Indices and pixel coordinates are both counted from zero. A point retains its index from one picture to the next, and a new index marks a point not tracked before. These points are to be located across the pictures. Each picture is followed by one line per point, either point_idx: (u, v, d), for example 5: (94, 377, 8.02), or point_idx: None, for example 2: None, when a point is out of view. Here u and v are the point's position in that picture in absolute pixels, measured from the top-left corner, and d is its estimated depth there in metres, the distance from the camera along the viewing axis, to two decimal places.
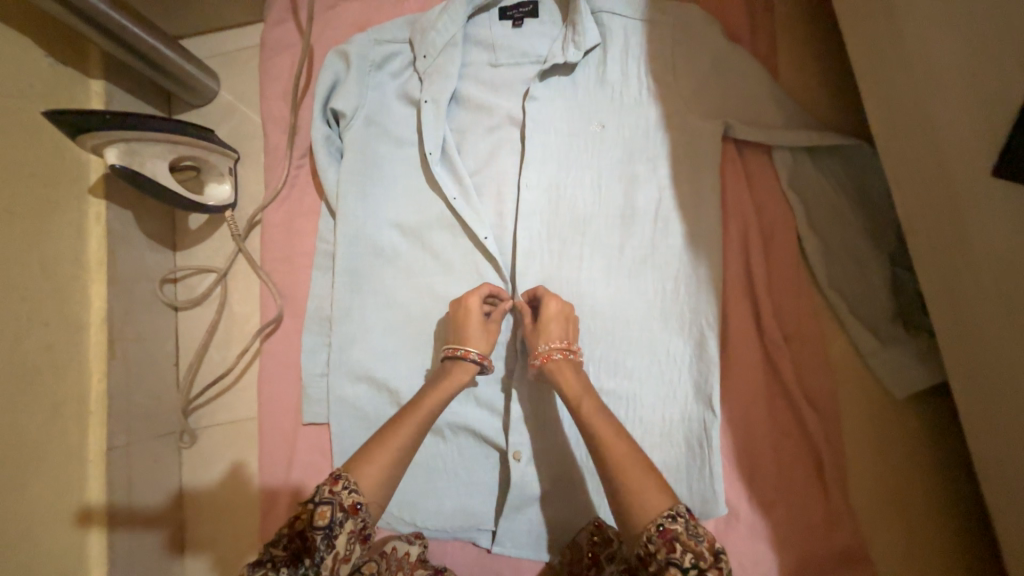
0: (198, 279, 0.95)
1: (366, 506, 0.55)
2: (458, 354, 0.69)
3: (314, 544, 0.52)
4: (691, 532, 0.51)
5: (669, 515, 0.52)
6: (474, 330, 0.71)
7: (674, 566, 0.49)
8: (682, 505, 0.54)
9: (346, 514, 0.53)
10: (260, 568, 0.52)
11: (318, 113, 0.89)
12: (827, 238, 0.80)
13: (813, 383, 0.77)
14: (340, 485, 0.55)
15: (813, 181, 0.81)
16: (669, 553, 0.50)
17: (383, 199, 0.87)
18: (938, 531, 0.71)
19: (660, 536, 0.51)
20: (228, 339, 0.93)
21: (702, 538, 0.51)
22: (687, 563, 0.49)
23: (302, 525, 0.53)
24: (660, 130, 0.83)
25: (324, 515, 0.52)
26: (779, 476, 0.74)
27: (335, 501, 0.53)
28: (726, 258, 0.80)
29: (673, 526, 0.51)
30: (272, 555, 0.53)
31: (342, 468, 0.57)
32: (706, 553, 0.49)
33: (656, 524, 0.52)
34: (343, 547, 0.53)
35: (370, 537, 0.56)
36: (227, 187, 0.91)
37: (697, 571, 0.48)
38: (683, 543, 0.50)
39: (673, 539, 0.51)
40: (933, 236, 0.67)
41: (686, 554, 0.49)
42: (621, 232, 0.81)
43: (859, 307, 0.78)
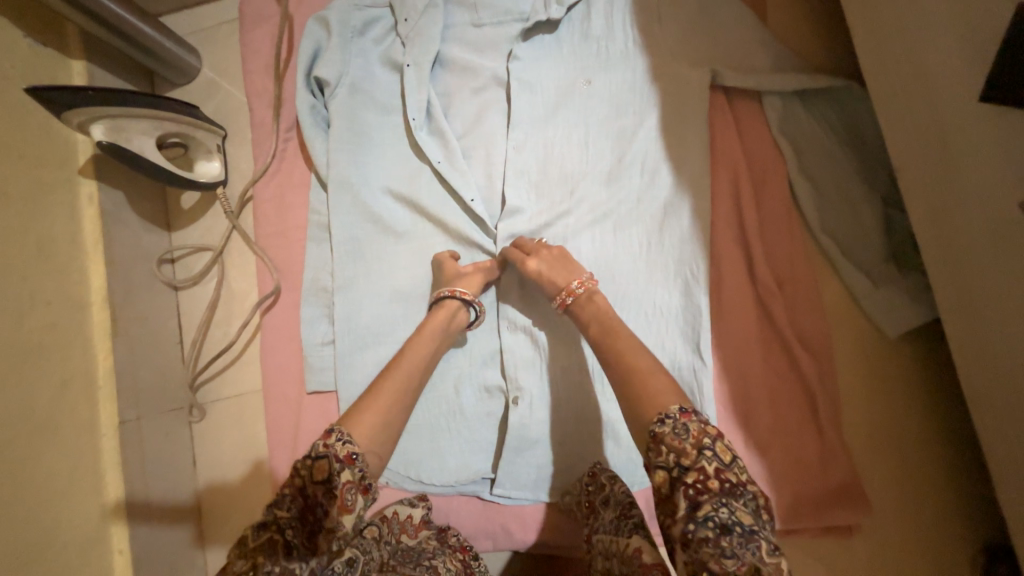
0: (195, 258, 0.96)
1: (361, 456, 0.56)
2: (448, 294, 0.76)
3: (316, 496, 0.53)
4: (677, 432, 0.52)
5: (658, 420, 0.54)
6: (457, 275, 0.78)
7: (661, 469, 0.52)
8: (675, 406, 0.55)
9: (342, 465, 0.55)
10: (265, 531, 0.51)
11: (302, 83, 0.89)
12: (817, 182, 0.79)
13: (805, 327, 0.77)
14: (333, 438, 0.57)
15: (803, 124, 0.80)
16: (657, 457, 0.52)
17: (373, 167, 0.87)
18: (932, 464, 0.72)
19: (652, 441, 0.53)
20: (229, 316, 0.94)
21: (688, 436, 0.52)
22: (671, 464, 0.51)
23: (303, 480, 0.54)
24: (647, 82, 0.83)
25: (322, 468, 0.54)
26: (774, 419, 0.75)
27: (330, 454, 0.55)
28: (715, 208, 0.80)
29: (661, 429, 0.53)
30: (277, 516, 0.52)
31: (334, 423, 0.58)
32: (689, 450, 0.51)
33: (649, 430, 0.54)
34: (343, 496, 0.53)
35: (371, 486, 0.56)
36: (217, 163, 0.91)
37: (679, 469, 0.51)
38: (668, 445, 0.52)
39: (661, 442, 0.53)
40: (920, 167, 0.66)
41: (670, 455, 0.52)
42: (609, 188, 0.82)
43: (852, 249, 0.78)
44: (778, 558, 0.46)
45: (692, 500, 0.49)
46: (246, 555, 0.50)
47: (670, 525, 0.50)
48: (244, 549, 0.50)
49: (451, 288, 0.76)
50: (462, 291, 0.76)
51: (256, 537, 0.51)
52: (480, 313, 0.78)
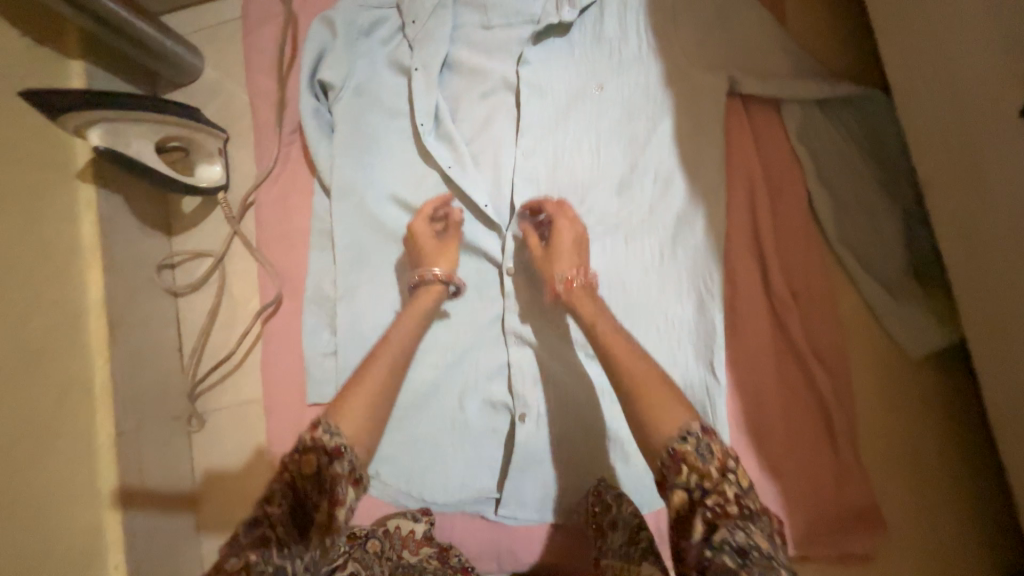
0: (195, 263, 0.94)
1: (349, 449, 0.57)
2: (423, 276, 0.73)
3: (305, 490, 0.55)
4: (701, 452, 0.52)
5: (680, 437, 0.53)
6: (431, 249, 0.75)
7: (680, 489, 0.51)
8: (698, 425, 0.54)
9: (331, 457, 0.56)
10: (258, 528, 0.51)
11: (306, 85, 0.86)
12: (837, 189, 0.75)
13: (823, 343, 0.73)
14: (320, 432, 0.57)
15: (822, 129, 0.76)
16: (676, 475, 0.52)
17: (377, 173, 0.85)
18: (953, 488, 0.70)
19: (671, 458, 0.52)
20: (229, 323, 0.92)
21: (711, 459, 0.52)
22: (692, 485, 0.51)
23: (292, 476, 0.55)
24: (663, 87, 0.79)
25: (310, 462, 0.55)
26: (788, 439, 0.72)
27: (317, 447, 0.56)
28: (731, 219, 0.76)
29: (683, 449, 0.52)
30: (268, 512, 0.52)
31: (321, 416, 0.59)
32: (713, 474, 0.51)
33: (667, 448, 0.53)
34: (334, 488, 0.54)
35: (361, 478, 0.56)
36: (218, 166, 0.89)
37: (699, 492, 0.50)
38: (691, 464, 0.51)
39: (681, 461, 0.52)
40: (957, 181, 0.62)
41: (692, 475, 0.51)
42: (621, 197, 0.80)
43: (872, 260, 0.73)
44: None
45: (710, 524, 0.48)
46: (237, 553, 0.49)
47: (683, 546, 0.50)
48: (237, 545, 0.50)
49: (423, 270, 0.74)
50: (436, 272, 0.73)
51: (248, 533, 0.50)
52: (462, 288, 0.76)
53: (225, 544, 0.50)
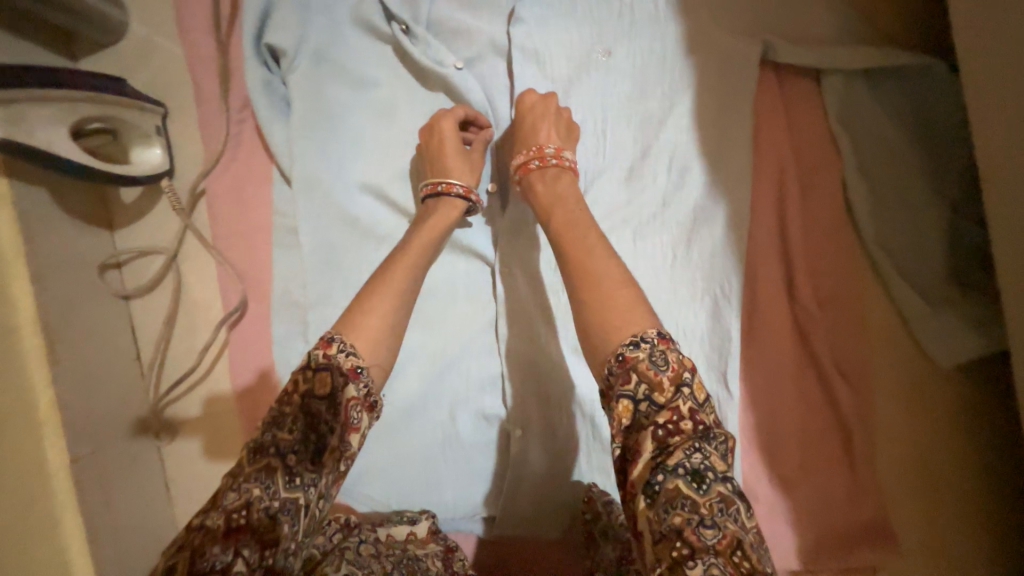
0: (145, 262, 0.83)
1: (366, 370, 0.51)
2: (445, 189, 0.64)
3: (316, 415, 0.49)
4: (653, 359, 0.46)
5: (632, 343, 0.47)
6: (456, 159, 0.66)
7: (627, 401, 0.46)
8: (654, 330, 0.48)
9: (346, 378, 0.50)
10: (265, 455, 0.47)
11: (251, 50, 0.72)
12: (876, 184, 0.67)
13: (846, 355, 0.68)
14: (334, 349, 0.51)
15: (865, 112, 0.67)
16: (626, 385, 0.46)
17: (347, 159, 0.73)
18: (969, 504, 0.67)
19: (620, 367, 0.47)
20: (191, 329, 0.83)
21: (666, 367, 0.46)
22: (642, 397, 0.46)
23: (301, 398, 0.50)
24: (686, 57, 0.68)
25: (324, 381, 0.50)
26: (804, 455, 0.68)
27: (332, 366, 0.50)
28: (755, 216, 0.68)
29: (636, 355, 0.46)
30: (277, 438, 0.48)
31: (334, 331, 0.52)
32: (665, 386, 0.45)
33: (616, 353, 0.47)
34: (347, 414, 0.50)
35: (376, 404, 0.52)
36: (158, 150, 0.77)
37: (651, 405, 0.45)
38: (640, 373, 0.46)
39: (633, 368, 0.46)
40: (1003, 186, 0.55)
41: (641, 386, 0.46)
42: (628, 188, 0.69)
43: (907, 264, 0.67)
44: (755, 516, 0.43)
45: (661, 444, 0.44)
46: (240, 487, 0.46)
47: (628, 470, 0.45)
48: (242, 476, 0.47)
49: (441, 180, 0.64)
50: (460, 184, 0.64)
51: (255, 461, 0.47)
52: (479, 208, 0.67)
53: (231, 473, 0.48)
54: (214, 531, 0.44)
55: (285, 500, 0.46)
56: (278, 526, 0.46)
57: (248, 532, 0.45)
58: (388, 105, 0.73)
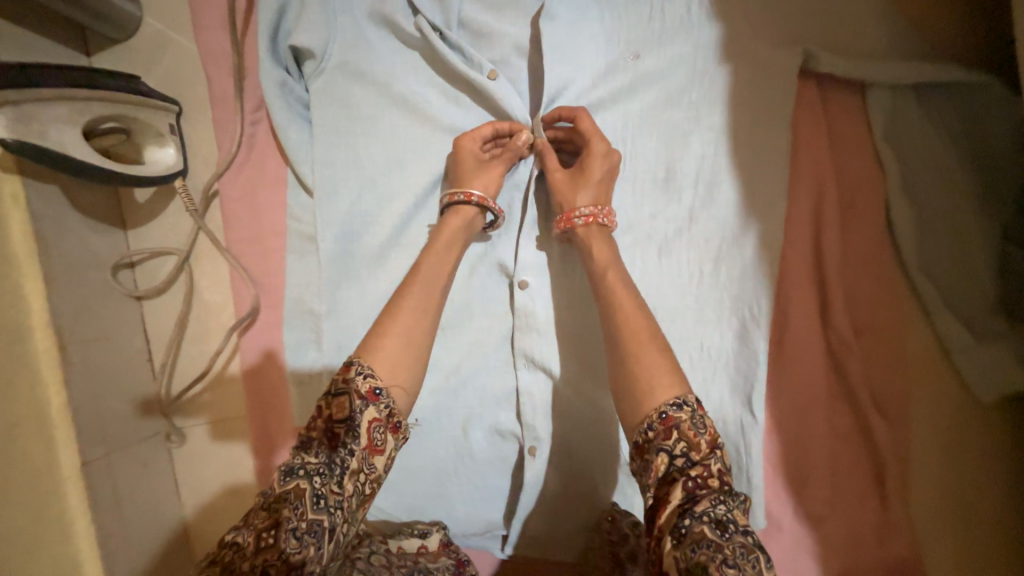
0: (158, 262, 0.82)
1: (385, 391, 0.51)
2: (461, 198, 0.64)
3: (341, 437, 0.49)
4: (695, 423, 0.47)
5: (674, 404, 0.48)
6: (475, 172, 0.65)
7: (664, 453, 0.47)
8: (692, 395, 0.50)
9: (365, 402, 0.50)
10: (293, 478, 0.46)
11: (267, 49, 0.69)
12: (922, 206, 0.63)
13: (881, 384, 0.65)
14: (353, 373, 0.51)
15: (914, 129, 0.63)
16: (663, 439, 0.47)
17: (365, 164, 0.71)
18: (1006, 545, 0.63)
19: (661, 424, 0.48)
20: (203, 332, 0.82)
21: (704, 430, 0.47)
22: (677, 451, 0.47)
23: (326, 420, 0.50)
24: (722, 62, 0.64)
25: (343, 406, 0.50)
26: (832, 484, 0.65)
27: (350, 390, 0.50)
28: (788, 235, 0.65)
29: (677, 415, 0.48)
30: (305, 462, 0.48)
31: (354, 355, 0.53)
32: (703, 447, 0.46)
33: (659, 411, 0.48)
34: (370, 436, 0.50)
35: (400, 425, 0.52)
36: (172, 149, 0.75)
37: (685, 460, 0.46)
38: (682, 432, 0.47)
39: (674, 427, 0.47)
40: None
41: (680, 443, 0.47)
42: (656, 202, 0.66)
43: (950, 291, 0.64)
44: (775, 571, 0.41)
45: (689, 493, 0.45)
46: (270, 509, 0.46)
47: (656, 516, 0.46)
48: (270, 499, 0.46)
49: (456, 191, 0.65)
50: (474, 193, 0.64)
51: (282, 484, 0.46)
52: (498, 218, 0.67)
53: (264, 492, 0.47)
54: (242, 552, 0.43)
55: (311, 521, 0.45)
56: (304, 548, 0.44)
57: (274, 555, 0.43)
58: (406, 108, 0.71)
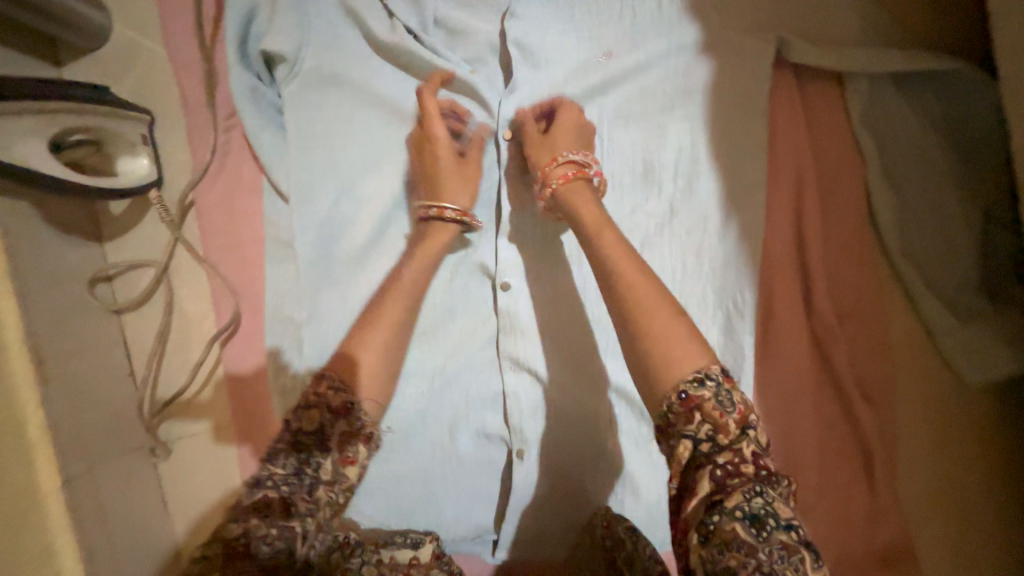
0: (137, 274, 0.81)
1: (357, 404, 0.52)
2: (437, 215, 0.62)
3: (310, 450, 0.50)
4: (721, 402, 0.44)
5: (696, 380, 0.45)
6: (452, 171, 0.64)
7: (688, 439, 0.44)
8: (718, 367, 0.46)
9: (337, 414, 0.51)
10: (261, 488, 0.47)
11: (236, 57, 0.68)
12: (904, 191, 0.63)
13: (867, 371, 0.64)
14: (325, 386, 0.52)
15: (893, 115, 0.62)
16: (686, 423, 0.44)
17: (342, 168, 0.70)
18: (995, 527, 0.63)
19: (682, 405, 0.44)
20: (185, 343, 0.80)
21: (733, 410, 0.44)
22: (702, 437, 0.44)
23: (294, 433, 0.50)
24: (696, 51, 0.63)
25: (314, 419, 0.51)
26: (822, 474, 0.64)
27: (321, 404, 0.51)
28: (771, 226, 0.64)
29: (700, 394, 0.44)
30: (273, 472, 0.48)
31: (326, 369, 0.53)
32: (731, 428, 0.43)
33: (677, 391, 0.45)
34: (342, 446, 0.50)
35: (372, 436, 0.52)
36: (144, 160, 0.73)
37: (712, 445, 0.43)
38: (706, 413, 0.44)
39: (696, 407, 0.44)
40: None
41: (704, 425, 0.44)
42: (636, 195, 0.65)
43: (933, 276, 0.63)
44: (821, 567, 0.39)
45: (718, 485, 0.42)
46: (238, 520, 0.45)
47: (680, 504, 0.44)
48: (240, 511, 0.46)
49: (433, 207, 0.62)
50: (454, 210, 0.62)
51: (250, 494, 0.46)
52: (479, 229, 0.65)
53: (231, 505, 0.47)
54: (211, 563, 0.44)
55: (282, 529, 0.45)
56: (276, 557, 0.44)
57: (247, 562, 0.43)
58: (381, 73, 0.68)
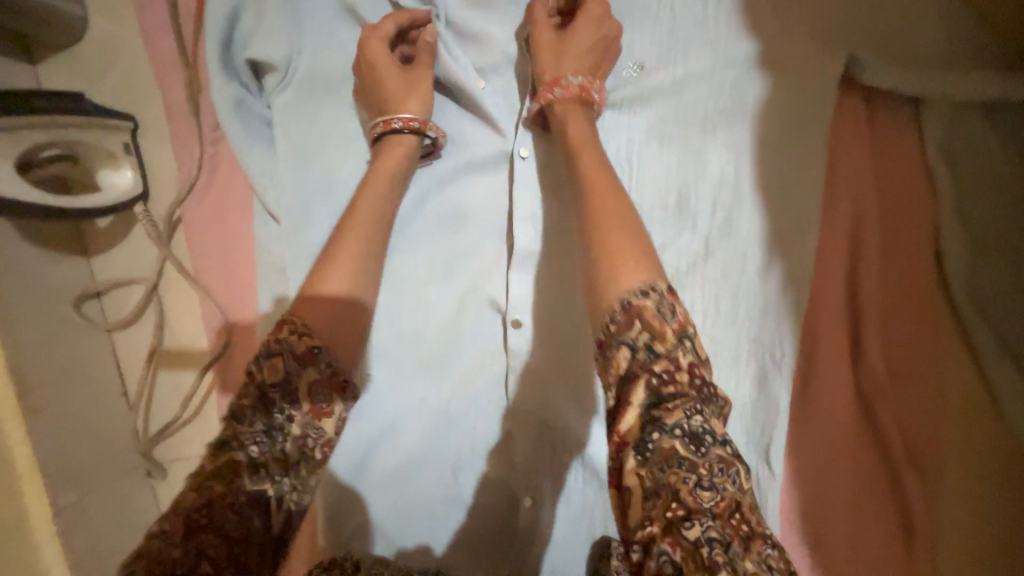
0: (126, 292, 0.76)
1: (324, 349, 0.45)
2: None
3: (278, 401, 0.43)
4: (662, 308, 0.41)
5: (639, 291, 0.42)
6: None
7: (626, 347, 0.41)
8: (663, 280, 0.43)
9: (304, 362, 0.44)
10: (224, 454, 0.40)
11: (219, 65, 0.61)
12: (978, 233, 0.54)
13: (917, 432, 0.57)
14: (287, 332, 0.45)
15: (973, 145, 0.54)
16: (625, 331, 0.41)
17: (337, 186, 0.63)
18: None
19: (623, 314, 0.42)
20: (179, 366, 0.76)
21: (672, 319, 0.42)
22: (640, 343, 0.41)
23: (257, 385, 0.43)
24: (748, 63, 0.55)
25: (278, 368, 0.43)
26: (855, 544, 0.57)
27: (285, 350, 0.44)
28: (821, 268, 0.56)
29: (640, 302, 0.42)
30: (236, 433, 0.41)
31: (288, 313, 0.46)
32: (668, 336, 0.41)
33: (621, 301, 0.42)
34: (314, 398, 0.44)
35: (348, 383, 0.46)
36: (127, 171, 0.67)
37: (648, 352, 0.41)
38: (644, 321, 0.41)
39: (636, 317, 0.42)
40: None
41: (642, 334, 0.41)
42: (669, 229, 0.58)
43: (1005, 331, 0.55)
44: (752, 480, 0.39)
45: (654, 392, 0.40)
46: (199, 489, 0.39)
47: (617, 421, 0.40)
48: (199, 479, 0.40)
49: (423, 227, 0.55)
50: None
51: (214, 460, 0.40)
52: None
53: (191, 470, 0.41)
54: (170, 536, 0.38)
55: (252, 495, 0.41)
56: (246, 523, 0.40)
57: (210, 534, 0.38)
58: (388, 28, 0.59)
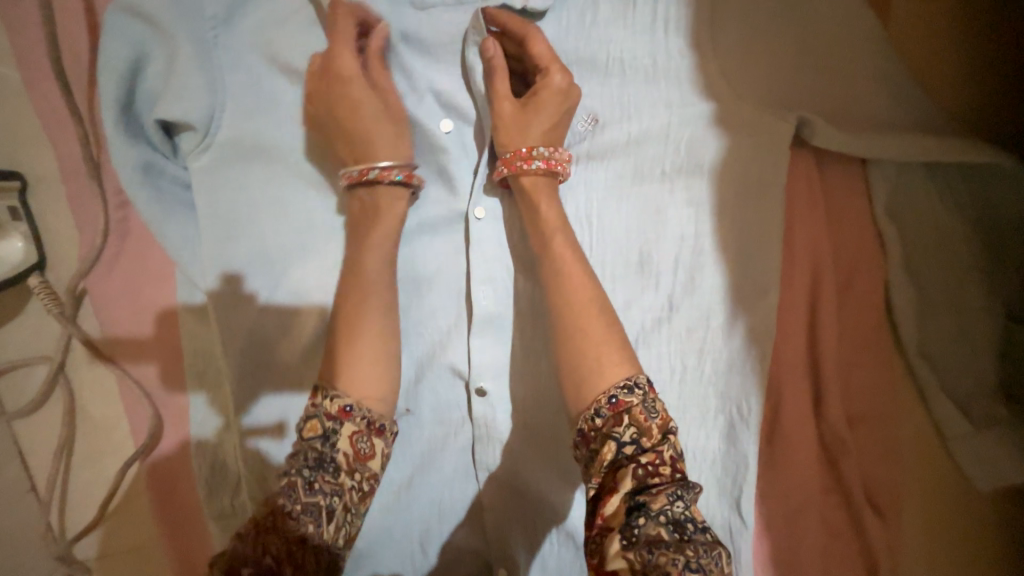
0: (24, 375, 0.64)
1: (357, 405, 0.47)
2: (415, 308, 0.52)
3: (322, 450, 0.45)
4: (647, 406, 0.43)
5: (624, 387, 0.44)
6: None
7: (613, 440, 0.43)
8: (643, 375, 0.45)
9: (337, 419, 0.46)
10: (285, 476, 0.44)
11: (119, 126, 0.53)
12: (923, 284, 0.56)
13: (877, 477, 0.58)
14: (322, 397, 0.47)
15: (916, 201, 0.56)
16: (613, 427, 0.43)
17: (271, 252, 0.56)
18: None
19: (610, 410, 0.43)
20: (95, 457, 0.65)
21: (656, 415, 0.43)
22: (627, 440, 0.42)
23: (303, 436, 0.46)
24: (702, 122, 0.55)
25: (314, 426, 0.46)
26: None
27: (319, 412, 0.46)
28: (781, 321, 0.57)
29: (628, 400, 0.43)
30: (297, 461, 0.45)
31: (320, 378, 0.48)
32: (654, 431, 0.43)
33: (609, 395, 0.44)
34: (354, 445, 0.46)
35: (384, 428, 0.48)
36: (17, 242, 0.58)
37: (635, 448, 0.42)
38: (633, 418, 0.43)
39: (624, 413, 0.43)
40: None
41: (629, 430, 0.43)
42: (633, 289, 0.56)
43: (950, 377, 0.57)
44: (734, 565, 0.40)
45: (640, 483, 0.41)
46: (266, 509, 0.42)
47: (600, 506, 0.42)
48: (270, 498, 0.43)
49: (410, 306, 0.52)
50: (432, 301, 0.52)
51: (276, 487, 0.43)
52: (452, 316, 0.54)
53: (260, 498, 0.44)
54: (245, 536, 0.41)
55: (306, 505, 0.42)
56: (304, 528, 0.42)
57: (276, 536, 0.41)
58: (327, 83, 0.54)
